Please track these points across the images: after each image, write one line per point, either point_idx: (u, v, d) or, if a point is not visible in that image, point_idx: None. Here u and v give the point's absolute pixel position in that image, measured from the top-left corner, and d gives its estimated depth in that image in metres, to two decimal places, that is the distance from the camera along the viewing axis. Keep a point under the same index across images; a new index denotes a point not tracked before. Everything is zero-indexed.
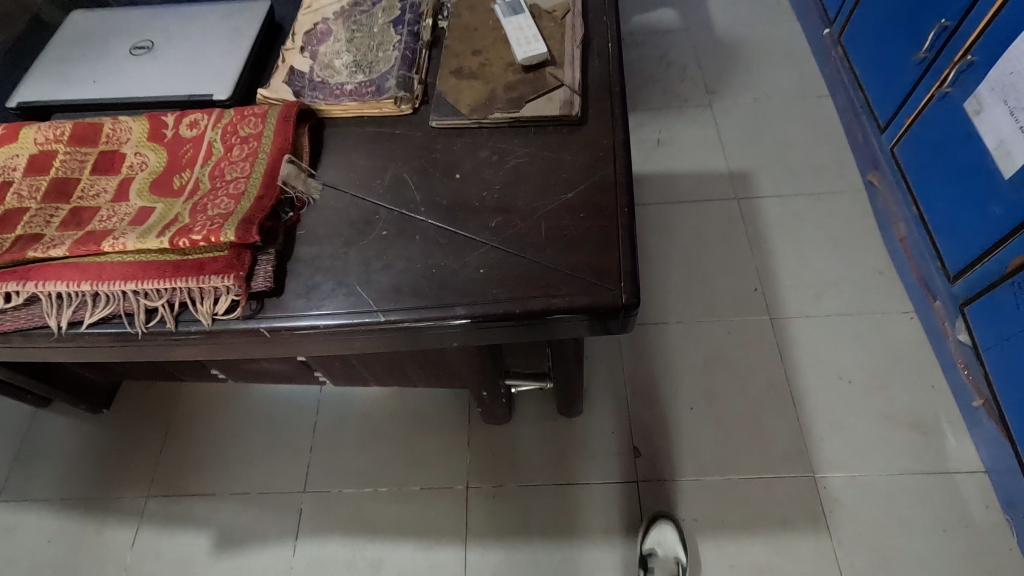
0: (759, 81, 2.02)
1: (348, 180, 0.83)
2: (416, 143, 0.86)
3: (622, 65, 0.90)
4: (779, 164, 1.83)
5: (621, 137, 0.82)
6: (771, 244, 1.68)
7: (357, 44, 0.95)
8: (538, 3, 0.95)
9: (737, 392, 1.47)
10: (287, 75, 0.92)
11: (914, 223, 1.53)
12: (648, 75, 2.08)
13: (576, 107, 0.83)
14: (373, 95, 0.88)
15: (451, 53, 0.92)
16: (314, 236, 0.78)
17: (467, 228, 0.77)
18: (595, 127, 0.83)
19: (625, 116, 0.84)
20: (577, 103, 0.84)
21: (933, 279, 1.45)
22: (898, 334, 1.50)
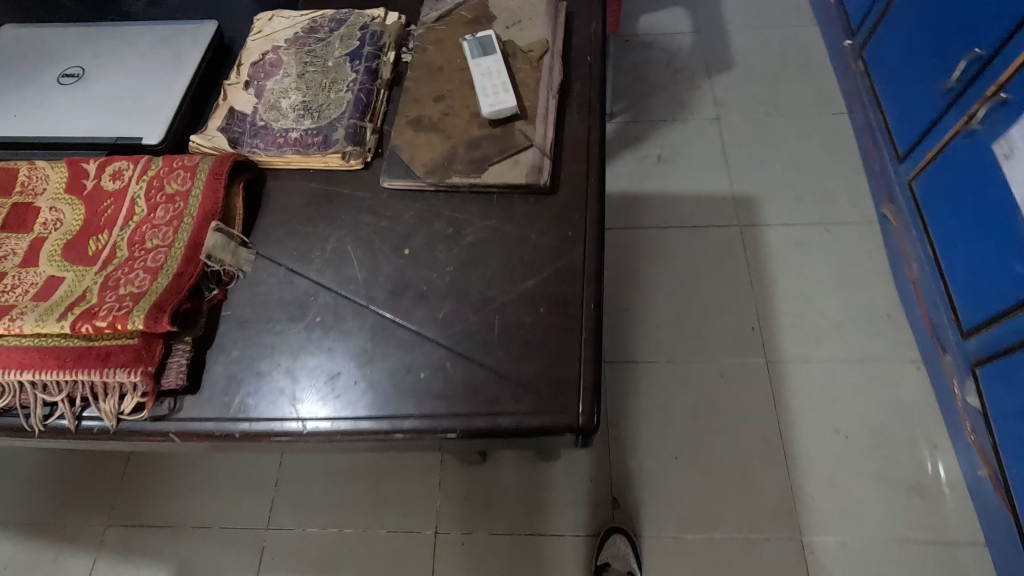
0: (771, 94, 1.88)
1: (284, 250, 0.74)
2: (363, 207, 0.76)
3: (603, 120, 0.79)
4: (788, 189, 1.70)
5: (595, 212, 0.72)
6: (773, 279, 1.57)
7: (308, 81, 0.85)
8: (512, 40, 0.83)
9: (726, 442, 1.38)
10: (227, 118, 0.81)
11: (927, 266, 1.41)
12: (653, 82, 1.94)
13: (545, 173, 0.73)
14: (318, 148, 0.78)
15: (410, 97, 0.81)
16: (241, 320, 0.69)
17: (411, 319, 0.67)
18: (566, 197, 0.73)
19: (602, 185, 0.74)
20: (547, 169, 0.73)
21: (944, 330, 1.34)
22: (903, 386, 1.40)
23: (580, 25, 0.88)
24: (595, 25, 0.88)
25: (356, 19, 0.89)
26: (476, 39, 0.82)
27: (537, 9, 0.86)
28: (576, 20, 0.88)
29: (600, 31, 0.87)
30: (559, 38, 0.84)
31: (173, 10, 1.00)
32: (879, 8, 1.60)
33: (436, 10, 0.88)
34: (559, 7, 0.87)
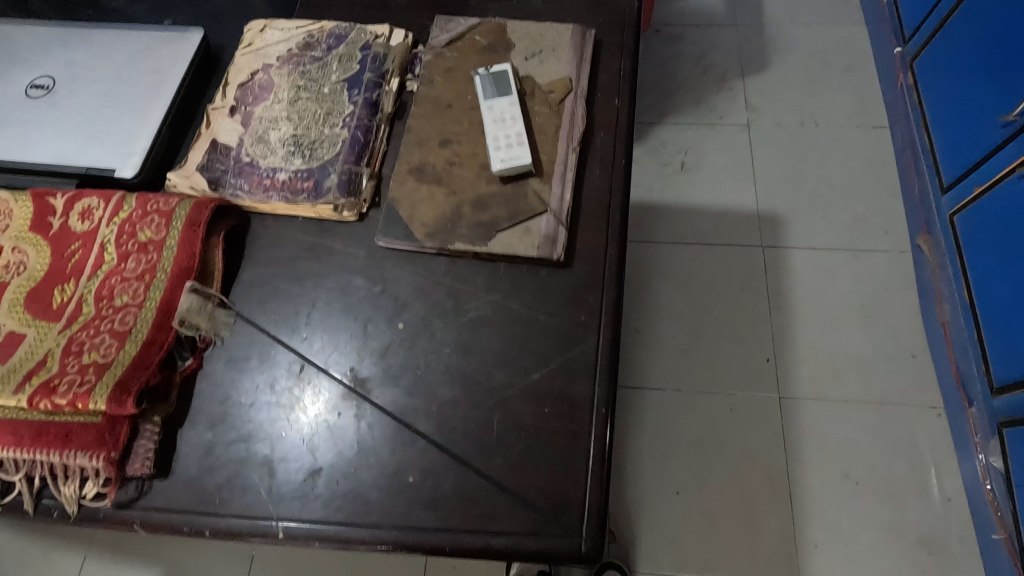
0: (807, 100, 1.74)
1: (267, 313, 0.67)
2: (356, 268, 0.68)
3: (627, 179, 0.70)
4: (817, 209, 1.60)
5: (612, 294, 0.64)
6: (794, 308, 1.49)
7: (301, 111, 0.76)
8: (530, 77, 0.74)
9: (731, 480, 1.33)
10: (209, 151, 0.73)
11: (961, 310, 1.32)
12: (681, 80, 1.81)
13: (559, 246, 0.65)
14: (308, 195, 0.70)
15: (413, 139, 0.72)
16: (216, 394, 0.63)
17: (401, 409, 0.60)
18: (580, 273, 0.65)
19: (622, 260, 0.66)
20: (562, 240, 0.65)
21: (972, 381, 1.27)
22: (920, 433, 1.34)
23: (607, 58, 0.78)
24: (625, 60, 0.78)
25: (357, 38, 0.80)
26: (491, 74, 0.73)
27: (561, 40, 0.77)
28: (603, 52, 0.78)
29: (630, 67, 0.77)
30: (584, 76, 0.75)
31: (158, 8, 0.91)
32: (937, 16, 1.46)
33: (447, 31, 0.79)
34: (586, 37, 0.77)
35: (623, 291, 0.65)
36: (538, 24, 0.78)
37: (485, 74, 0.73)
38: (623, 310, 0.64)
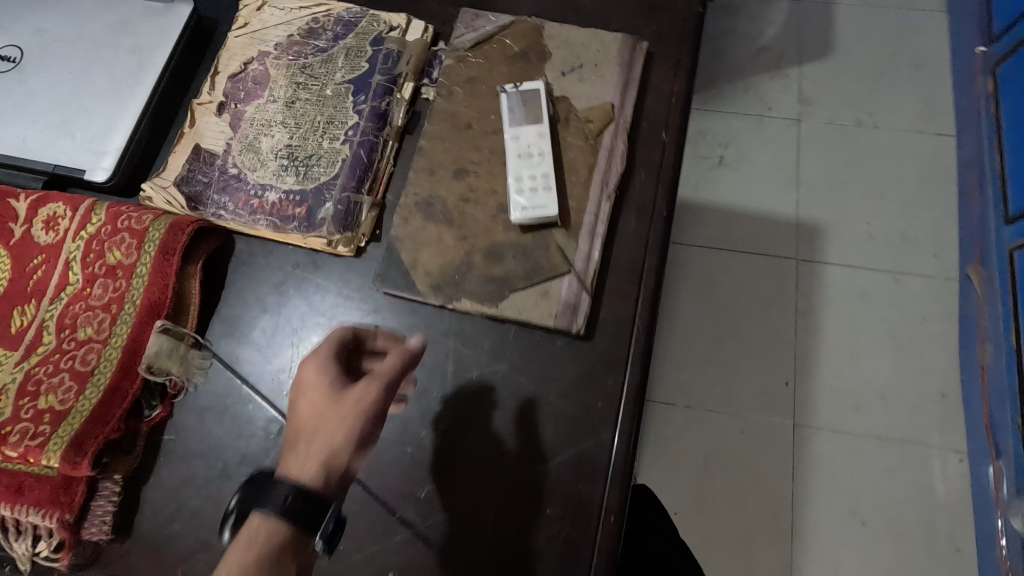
0: (868, 96, 1.58)
1: (247, 359, 0.60)
2: (349, 314, 0.60)
3: (667, 235, 0.60)
4: (862, 223, 1.47)
5: (635, 378, 0.56)
6: (822, 330, 1.40)
7: (298, 116, 0.66)
8: (567, 99, 0.63)
9: (733, 507, 1.28)
10: (191, 159, 0.64)
11: (1005, 356, 1.23)
12: (730, 60, 1.64)
13: (579, 316, 0.56)
14: (300, 224, 0.61)
15: (422, 165, 0.62)
16: (186, 450, 0.57)
17: (386, 492, 0.54)
18: (602, 348, 0.57)
19: (651, 336, 0.57)
20: (583, 309, 0.57)
21: (1005, 432, 1.19)
22: (938, 476, 1.28)
23: (658, 77, 0.66)
24: (679, 81, 0.66)
25: (369, 28, 0.68)
26: (522, 94, 0.62)
27: (606, 53, 0.65)
28: (654, 69, 0.66)
29: (684, 91, 0.66)
30: (629, 103, 0.63)
31: None
32: None
33: (473, 30, 0.67)
34: (637, 52, 0.65)
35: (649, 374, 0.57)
36: (581, 30, 0.66)
37: (514, 92, 0.63)
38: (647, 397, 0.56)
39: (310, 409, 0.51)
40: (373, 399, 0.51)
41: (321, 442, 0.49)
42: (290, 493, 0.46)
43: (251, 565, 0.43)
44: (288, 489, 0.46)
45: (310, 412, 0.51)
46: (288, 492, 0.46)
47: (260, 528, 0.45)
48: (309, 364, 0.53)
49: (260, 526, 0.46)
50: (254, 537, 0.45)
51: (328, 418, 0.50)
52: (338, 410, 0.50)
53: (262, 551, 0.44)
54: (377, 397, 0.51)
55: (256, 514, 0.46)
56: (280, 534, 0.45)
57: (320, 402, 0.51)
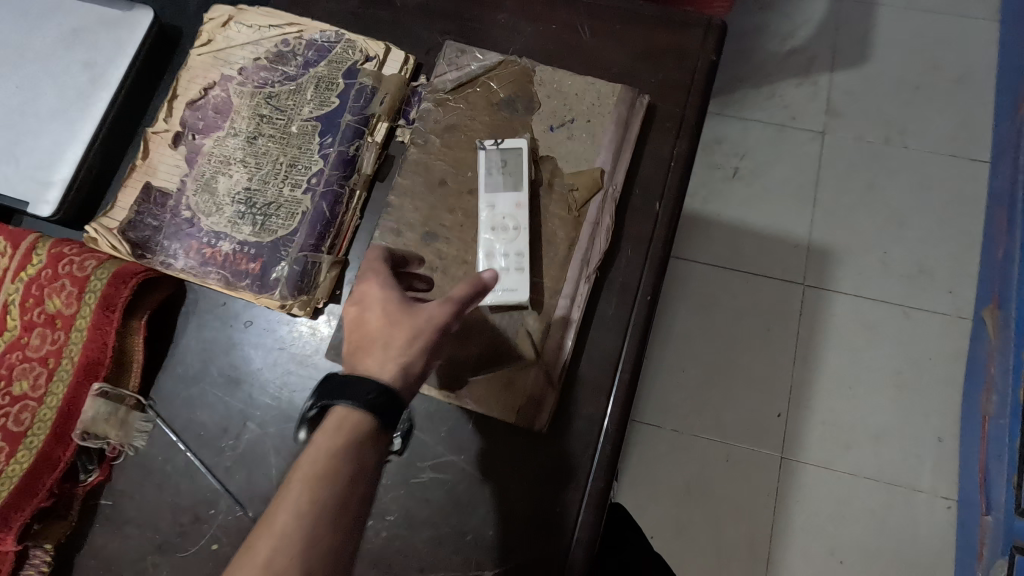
0: (900, 110, 1.35)
1: (192, 423, 0.57)
2: (302, 383, 0.57)
3: (648, 322, 0.55)
4: (878, 249, 1.28)
5: (597, 483, 0.52)
6: (826, 362, 1.22)
7: (259, 155, 0.60)
8: (553, 160, 0.57)
9: (712, 540, 1.14)
10: (141, 198, 0.59)
11: (1011, 409, 1.06)
12: (756, 48, 1.41)
13: (543, 413, 0.52)
14: (252, 283, 0.56)
15: (387, 225, 0.57)
16: (123, 518, 0.54)
17: None
18: (565, 447, 0.53)
19: (619, 437, 0.53)
20: (548, 404, 0.53)
21: (998, 488, 1.04)
22: (922, 524, 1.13)
23: (658, 137, 0.59)
24: (680, 141, 0.59)
25: (344, 57, 0.62)
26: (502, 152, 0.56)
27: (602, 108, 0.58)
28: (654, 127, 0.59)
29: (685, 154, 0.59)
30: (621, 168, 0.57)
31: None
32: None
33: (456, 69, 0.60)
34: (636, 107, 0.58)
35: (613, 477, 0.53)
36: (576, 77, 0.59)
37: (493, 150, 0.56)
38: (607, 504, 0.52)
39: (378, 320, 0.47)
40: (451, 313, 0.47)
41: (394, 350, 0.45)
42: (372, 391, 0.43)
43: (341, 450, 0.41)
44: (371, 386, 0.43)
45: (376, 323, 0.47)
46: (369, 387, 0.43)
47: (346, 417, 0.42)
48: (370, 277, 0.49)
49: (344, 416, 0.42)
50: (339, 425, 0.42)
51: (400, 327, 0.46)
52: (414, 320, 0.46)
53: (349, 439, 0.41)
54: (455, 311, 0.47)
55: (339, 404, 0.43)
56: (366, 424, 0.42)
57: (388, 312, 0.47)
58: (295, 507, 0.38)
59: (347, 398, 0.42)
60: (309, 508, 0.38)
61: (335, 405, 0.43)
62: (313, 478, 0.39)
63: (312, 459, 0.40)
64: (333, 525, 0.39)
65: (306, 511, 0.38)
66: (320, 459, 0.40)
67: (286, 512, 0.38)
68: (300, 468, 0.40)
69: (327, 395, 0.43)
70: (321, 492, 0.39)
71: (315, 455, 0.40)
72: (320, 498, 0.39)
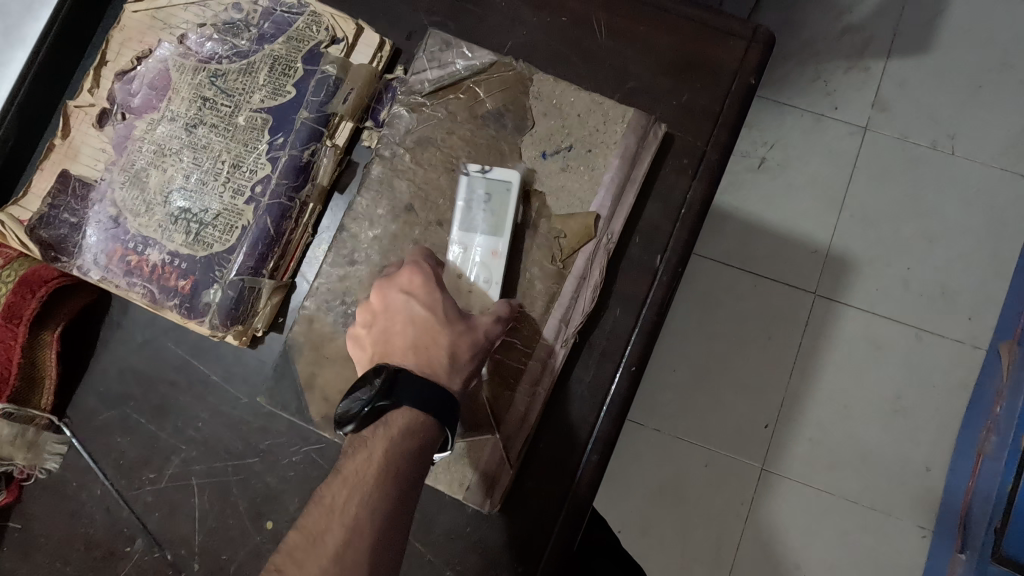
0: (957, 109, 1.07)
1: (111, 449, 0.50)
2: (233, 418, 0.50)
3: (629, 397, 0.48)
4: (900, 264, 1.04)
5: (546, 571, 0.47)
6: (823, 385, 1.02)
7: (200, 148, 0.51)
8: (541, 195, 0.48)
9: (684, 552, 0.98)
10: (57, 187, 0.51)
11: (1010, 451, 0.89)
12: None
13: (496, 486, 0.47)
14: (181, 304, 0.49)
15: (341, 252, 0.49)
16: (31, 546, 0.49)
17: None
18: (516, 528, 0.47)
19: (579, 524, 0.47)
20: (502, 476, 0.47)
21: (976, 527, 0.90)
22: (894, 554, 0.98)
23: (671, 175, 0.50)
24: (694, 183, 0.50)
25: (306, 34, 0.51)
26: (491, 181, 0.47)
27: (606, 133, 0.49)
28: (668, 161, 0.50)
29: (700, 198, 0.50)
30: (621, 214, 0.48)
31: None
32: None
33: (437, 66, 0.50)
34: (649, 139, 0.48)
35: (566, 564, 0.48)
36: (581, 93, 0.49)
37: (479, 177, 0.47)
38: (580, 535, 0.48)
39: (437, 321, 0.42)
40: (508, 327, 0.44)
41: (457, 361, 0.42)
42: (446, 399, 0.40)
43: (413, 453, 0.38)
44: (444, 395, 0.40)
45: (434, 324, 0.42)
46: (444, 397, 0.40)
47: (414, 420, 0.39)
48: (427, 266, 0.44)
49: (414, 420, 0.39)
50: (410, 427, 0.39)
51: (463, 337, 0.42)
52: (475, 331, 0.43)
53: (421, 442, 0.39)
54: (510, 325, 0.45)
55: (407, 404, 0.39)
56: (434, 430, 0.40)
57: (446, 313, 0.43)
58: (366, 502, 0.36)
59: (422, 402, 0.39)
60: (379, 508, 0.36)
61: (406, 406, 0.39)
62: (385, 479, 0.37)
63: (382, 455, 0.38)
64: (397, 526, 0.37)
65: (379, 509, 0.36)
66: (393, 460, 0.38)
67: (359, 505, 0.36)
68: (372, 464, 0.37)
69: (398, 393, 0.39)
70: (392, 492, 0.37)
71: (388, 453, 0.38)
72: (389, 500, 0.37)
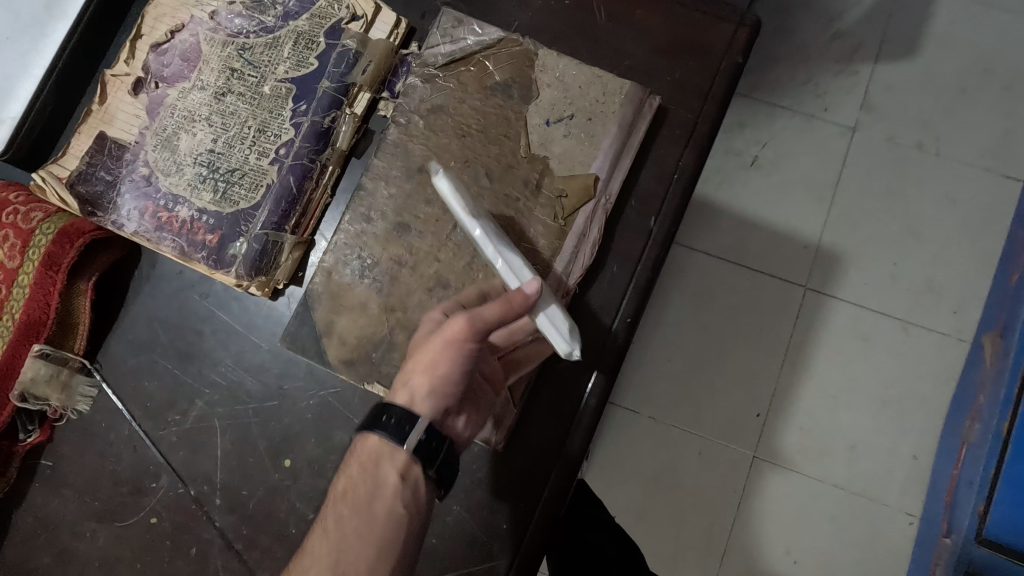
0: (940, 111, 1.12)
1: (137, 393, 0.54)
2: (256, 364, 0.54)
3: (625, 346, 0.52)
4: (886, 259, 1.09)
5: (544, 512, 0.50)
6: (813, 373, 1.06)
7: (228, 114, 0.55)
8: (544, 159, 0.52)
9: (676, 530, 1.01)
10: (94, 148, 0.54)
11: (992, 436, 0.90)
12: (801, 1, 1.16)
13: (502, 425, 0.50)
14: (208, 256, 0.52)
15: (359, 210, 0.52)
16: (63, 481, 0.53)
17: (266, 570, 0.51)
18: (517, 473, 0.51)
19: (575, 471, 0.51)
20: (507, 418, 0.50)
21: (961, 513, 0.91)
22: (882, 538, 1.00)
23: (664, 146, 0.54)
24: (687, 153, 0.54)
25: (329, 11, 0.56)
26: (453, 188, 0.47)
27: (605, 103, 0.53)
28: (662, 133, 0.54)
29: (692, 167, 0.54)
30: (618, 176, 0.52)
31: None
32: None
33: (450, 41, 0.54)
34: (644, 109, 0.53)
35: (561, 508, 0.51)
36: (582, 67, 0.53)
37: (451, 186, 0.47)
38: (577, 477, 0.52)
39: (419, 343, 0.47)
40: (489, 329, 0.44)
41: (421, 374, 0.45)
42: (390, 412, 0.44)
43: (355, 473, 0.45)
44: (385, 411, 0.44)
45: (417, 345, 0.47)
46: (380, 412, 0.44)
47: (365, 444, 0.46)
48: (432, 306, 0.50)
49: (376, 445, 0.45)
50: (363, 451, 0.45)
51: (427, 349, 0.46)
52: (435, 339, 0.45)
53: (365, 461, 0.45)
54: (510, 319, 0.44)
55: (364, 433, 0.46)
56: (378, 444, 0.45)
57: (427, 334, 0.47)
58: (328, 540, 0.43)
59: (366, 428, 0.45)
60: (338, 541, 0.43)
61: (363, 434, 0.46)
62: (340, 510, 0.44)
63: (341, 485, 0.45)
64: (357, 540, 0.43)
65: (333, 532, 0.44)
66: (353, 491, 0.44)
67: (324, 532, 0.44)
68: (336, 496, 0.45)
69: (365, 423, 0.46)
70: (346, 515, 0.44)
71: (343, 483, 0.45)
72: (343, 525, 0.43)
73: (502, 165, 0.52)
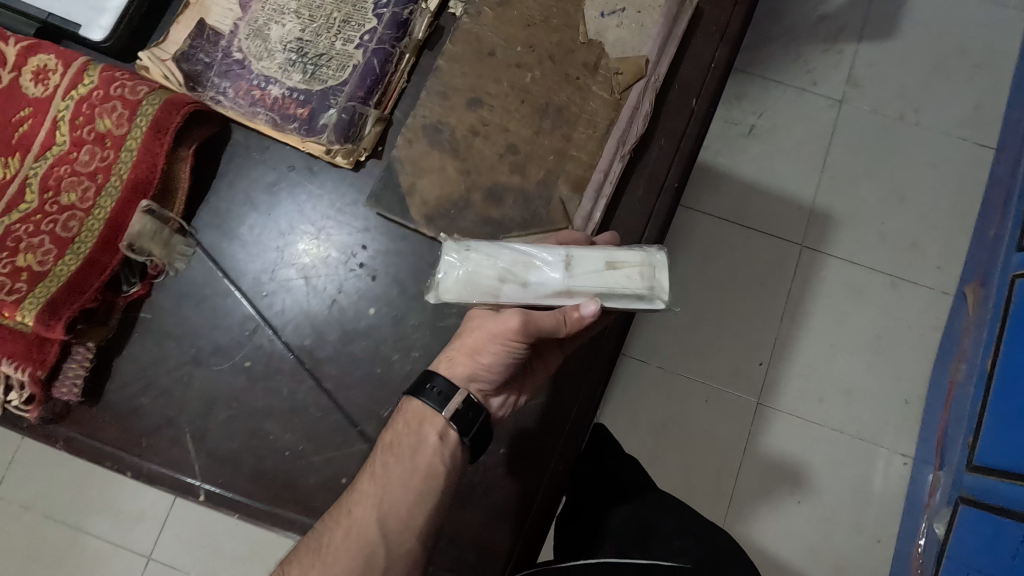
0: (922, 84, 1.21)
1: (231, 254, 0.59)
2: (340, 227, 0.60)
3: (672, 209, 0.59)
4: (875, 220, 1.15)
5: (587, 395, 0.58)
6: (811, 322, 1.11)
7: (316, 7, 0.61)
8: (601, 45, 0.59)
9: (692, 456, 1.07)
10: (194, 33, 0.60)
11: (977, 376, 0.97)
12: None
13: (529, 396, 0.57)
14: (300, 126, 0.58)
15: (436, 88, 0.59)
16: (162, 330, 0.57)
17: (353, 406, 0.56)
18: (550, 400, 0.57)
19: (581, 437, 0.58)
20: (535, 388, 0.56)
21: (953, 446, 0.97)
22: (877, 474, 1.04)
23: (700, 42, 0.62)
24: (721, 47, 0.62)
25: None
26: (466, 279, 0.44)
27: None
28: (698, 31, 0.62)
29: (726, 59, 0.62)
30: (665, 61, 0.60)
31: None
32: None
33: None
34: (686, 5, 0.61)
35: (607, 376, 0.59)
36: None
37: (462, 260, 0.44)
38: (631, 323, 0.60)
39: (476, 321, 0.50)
40: (539, 334, 0.45)
41: (468, 355, 0.50)
42: (436, 388, 0.49)
43: (401, 426, 0.51)
44: (432, 381, 0.50)
45: (475, 321, 0.50)
46: (425, 385, 0.50)
47: (410, 406, 0.51)
48: None
49: (419, 408, 0.51)
50: (407, 412, 0.51)
51: (480, 331, 0.49)
52: (491, 325, 0.48)
53: (409, 421, 0.50)
54: (566, 329, 0.44)
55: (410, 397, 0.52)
56: (420, 409, 0.51)
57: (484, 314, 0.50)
58: (376, 480, 0.49)
59: (411, 395, 0.51)
60: (382, 485, 0.49)
61: (408, 398, 0.52)
62: (384, 459, 0.50)
63: (386, 435, 0.51)
64: (399, 488, 0.48)
65: (377, 476, 0.49)
66: (396, 444, 0.50)
67: (369, 476, 0.50)
68: (378, 450, 0.51)
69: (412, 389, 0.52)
70: (388, 466, 0.49)
71: (387, 436, 0.51)
72: (386, 471, 0.49)
73: (563, 50, 0.59)
